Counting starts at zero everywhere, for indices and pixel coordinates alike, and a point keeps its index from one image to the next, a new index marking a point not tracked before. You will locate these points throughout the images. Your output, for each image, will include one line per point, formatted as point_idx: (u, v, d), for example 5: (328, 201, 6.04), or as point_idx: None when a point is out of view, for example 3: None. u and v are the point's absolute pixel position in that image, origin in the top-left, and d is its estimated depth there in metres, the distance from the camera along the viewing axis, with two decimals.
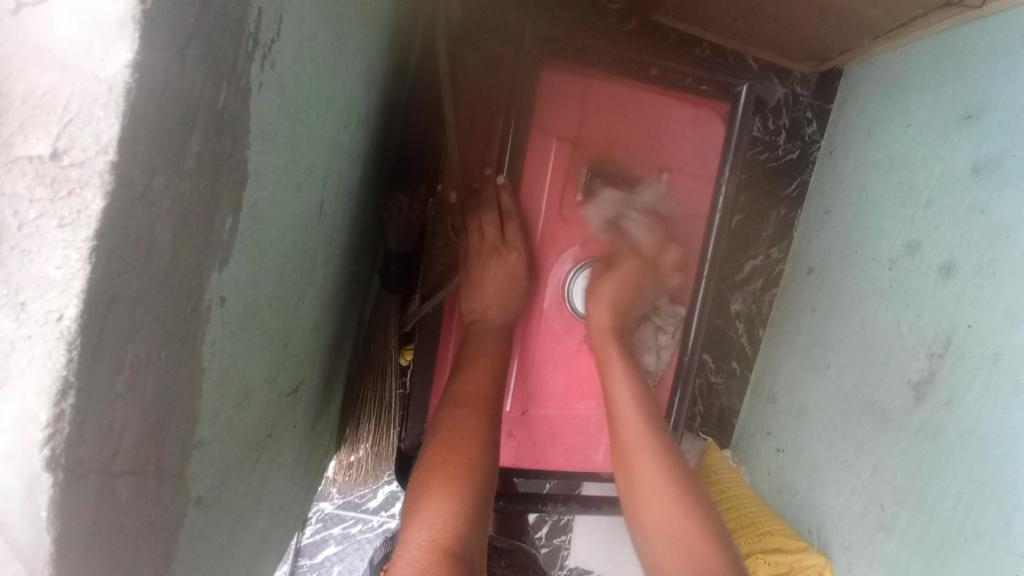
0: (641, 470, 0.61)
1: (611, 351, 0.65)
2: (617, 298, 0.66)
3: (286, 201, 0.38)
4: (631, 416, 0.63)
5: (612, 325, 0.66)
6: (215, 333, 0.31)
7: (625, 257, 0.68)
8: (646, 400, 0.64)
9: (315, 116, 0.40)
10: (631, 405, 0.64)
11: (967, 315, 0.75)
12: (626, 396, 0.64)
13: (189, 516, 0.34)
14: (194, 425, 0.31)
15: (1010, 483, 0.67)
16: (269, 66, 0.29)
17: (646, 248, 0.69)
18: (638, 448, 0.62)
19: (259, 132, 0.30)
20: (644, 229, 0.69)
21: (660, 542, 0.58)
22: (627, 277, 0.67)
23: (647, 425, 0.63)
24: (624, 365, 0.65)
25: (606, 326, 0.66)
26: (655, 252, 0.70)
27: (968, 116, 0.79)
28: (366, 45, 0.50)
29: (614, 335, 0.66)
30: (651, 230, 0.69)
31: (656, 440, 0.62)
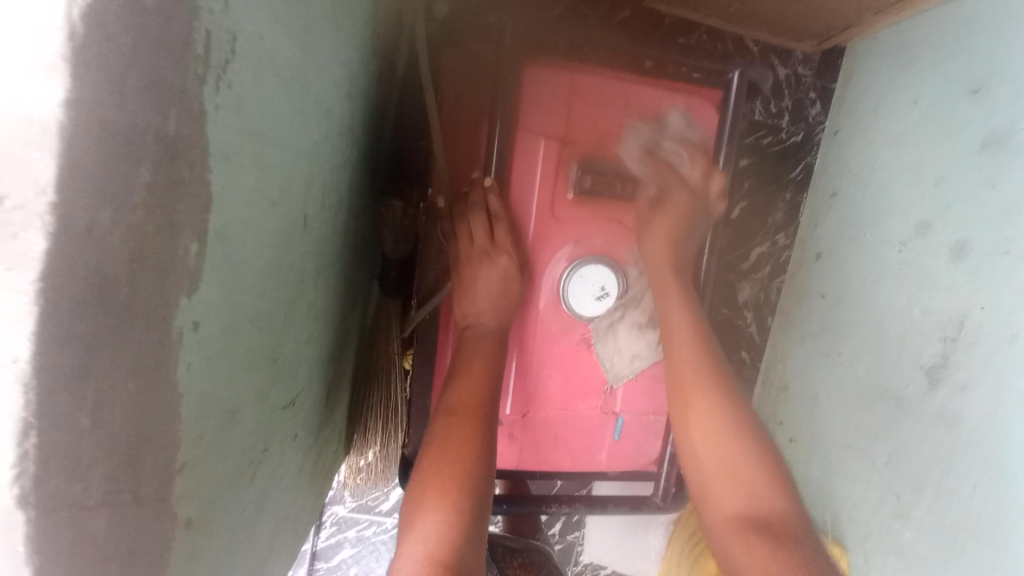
0: (696, 405, 0.66)
1: (671, 288, 0.68)
2: (676, 233, 0.68)
3: (260, 220, 0.38)
4: (686, 352, 0.67)
5: (670, 258, 0.68)
6: (189, 357, 0.31)
7: (673, 193, 0.69)
8: (702, 334, 0.68)
9: (285, 131, 0.39)
10: (687, 338, 0.67)
11: (980, 296, 0.73)
12: (681, 329, 0.67)
13: (178, 537, 0.34)
14: (177, 449, 0.31)
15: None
16: (225, 85, 0.29)
17: (687, 179, 0.70)
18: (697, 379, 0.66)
19: (220, 153, 0.29)
20: (687, 160, 0.70)
21: (710, 461, 0.64)
22: (678, 214, 0.69)
23: (705, 364, 0.67)
24: (682, 300, 0.68)
25: (663, 261, 0.68)
26: (699, 181, 0.71)
27: (977, 89, 0.77)
28: (342, 51, 0.50)
29: (671, 270, 0.69)
30: (692, 160, 0.70)
31: (713, 378, 0.67)
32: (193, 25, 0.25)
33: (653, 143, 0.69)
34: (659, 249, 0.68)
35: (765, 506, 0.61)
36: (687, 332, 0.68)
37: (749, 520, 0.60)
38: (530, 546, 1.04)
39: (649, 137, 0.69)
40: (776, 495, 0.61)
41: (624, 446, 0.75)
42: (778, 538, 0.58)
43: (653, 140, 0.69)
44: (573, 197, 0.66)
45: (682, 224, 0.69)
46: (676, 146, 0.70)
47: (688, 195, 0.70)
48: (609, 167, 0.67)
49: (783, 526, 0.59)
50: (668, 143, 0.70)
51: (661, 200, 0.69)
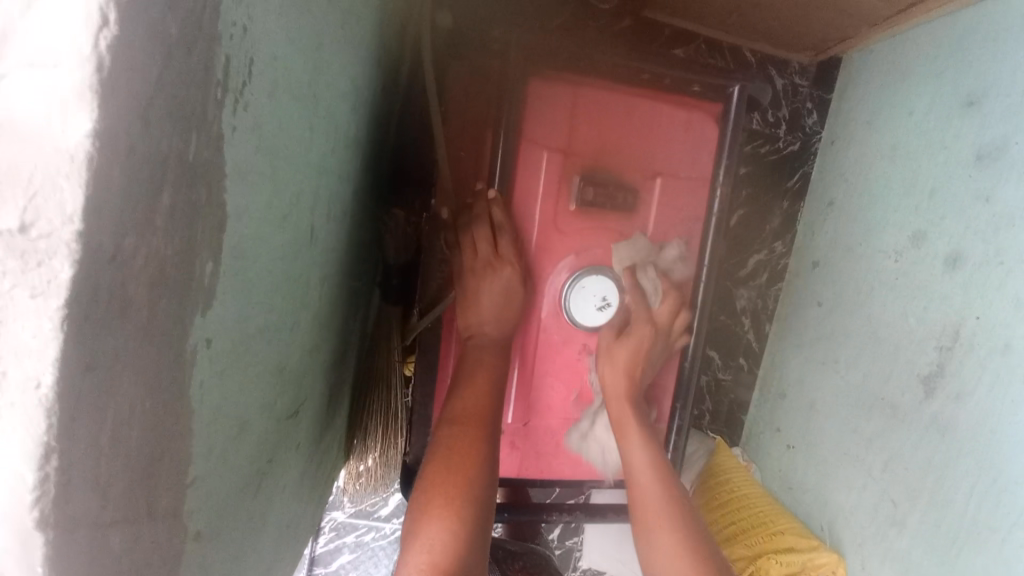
0: (661, 558, 0.63)
1: (629, 419, 0.68)
2: (634, 368, 0.69)
3: (271, 234, 0.38)
4: (649, 487, 0.66)
5: (627, 391, 0.69)
6: (201, 372, 0.31)
7: (639, 325, 0.69)
8: (661, 469, 0.67)
9: (297, 146, 0.40)
10: (647, 471, 0.67)
11: (974, 306, 0.74)
12: (642, 459, 0.67)
13: (189, 548, 0.35)
14: (188, 463, 0.31)
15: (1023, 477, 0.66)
16: (242, 108, 0.29)
17: (659, 317, 0.70)
18: (657, 507, 0.65)
19: (235, 172, 0.30)
20: (659, 297, 0.71)
21: None
22: (640, 346, 0.68)
23: (665, 500, 0.66)
24: (641, 437, 0.68)
25: (623, 396, 0.68)
26: (667, 322, 0.71)
27: (971, 103, 0.78)
28: (350, 65, 0.50)
29: (630, 402, 0.69)
30: (664, 298, 0.71)
31: (674, 512, 0.65)
32: (213, 50, 0.26)
33: (636, 268, 0.71)
34: (619, 381, 0.68)
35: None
36: (647, 464, 0.67)
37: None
38: (531, 550, 1.04)
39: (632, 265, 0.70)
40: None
41: None
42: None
43: (647, 260, 0.71)
44: (575, 209, 0.67)
45: (642, 355, 0.69)
46: (650, 278, 0.71)
47: (660, 331, 0.70)
48: (611, 181, 0.67)
49: None
50: (650, 277, 0.71)
51: (624, 330, 0.70)
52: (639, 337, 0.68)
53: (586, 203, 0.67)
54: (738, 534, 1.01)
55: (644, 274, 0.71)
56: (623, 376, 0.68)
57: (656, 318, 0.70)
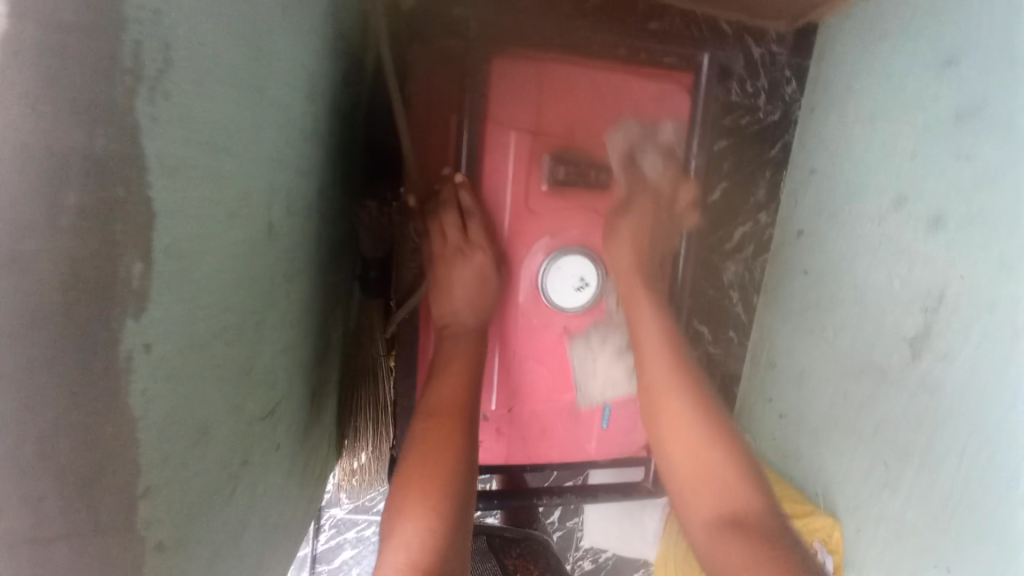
0: (670, 421, 0.65)
1: (639, 292, 0.69)
2: (641, 244, 0.69)
3: (220, 233, 0.36)
4: (660, 355, 0.67)
5: (637, 267, 0.69)
6: (145, 383, 0.29)
7: (639, 197, 0.69)
8: (671, 340, 0.68)
9: (241, 140, 0.38)
10: (658, 341, 0.68)
11: (958, 266, 0.73)
12: (650, 328, 0.68)
13: (149, 560, 0.34)
14: (139, 473, 0.31)
15: (1012, 434, 0.66)
16: (162, 97, 0.27)
17: (661, 185, 0.71)
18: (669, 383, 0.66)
19: (164, 167, 0.28)
20: (659, 168, 0.71)
21: (679, 456, 0.64)
22: (646, 216, 0.69)
23: (677, 368, 0.67)
24: (652, 304, 0.69)
25: (630, 267, 0.68)
26: (670, 189, 0.72)
27: (950, 61, 0.76)
28: (300, 52, 0.48)
29: (640, 276, 0.69)
30: (665, 169, 0.71)
31: (685, 381, 0.67)
32: (113, 36, 0.25)
33: (635, 148, 0.69)
34: (625, 251, 0.68)
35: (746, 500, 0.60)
36: (656, 334, 0.68)
37: (732, 515, 0.59)
38: (528, 536, 1.04)
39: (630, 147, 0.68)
40: (751, 485, 0.61)
41: (614, 436, 0.75)
42: (753, 527, 0.57)
43: (644, 142, 0.69)
44: (547, 189, 0.65)
45: (648, 227, 0.69)
46: (650, 153, 0.70)
47: (662, 201, 0.71)
48: (583, 158, 0.66)
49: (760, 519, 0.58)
50: (651, 151, 0.70)
51: (626, 204, 0.69)
52: (642, 211, 0.69)
53: (560, 181, 0.65)
54: None
55: (643, 153, 0.70)
56: (628, 247, 0.68)
57: (657, 186, 0.71)
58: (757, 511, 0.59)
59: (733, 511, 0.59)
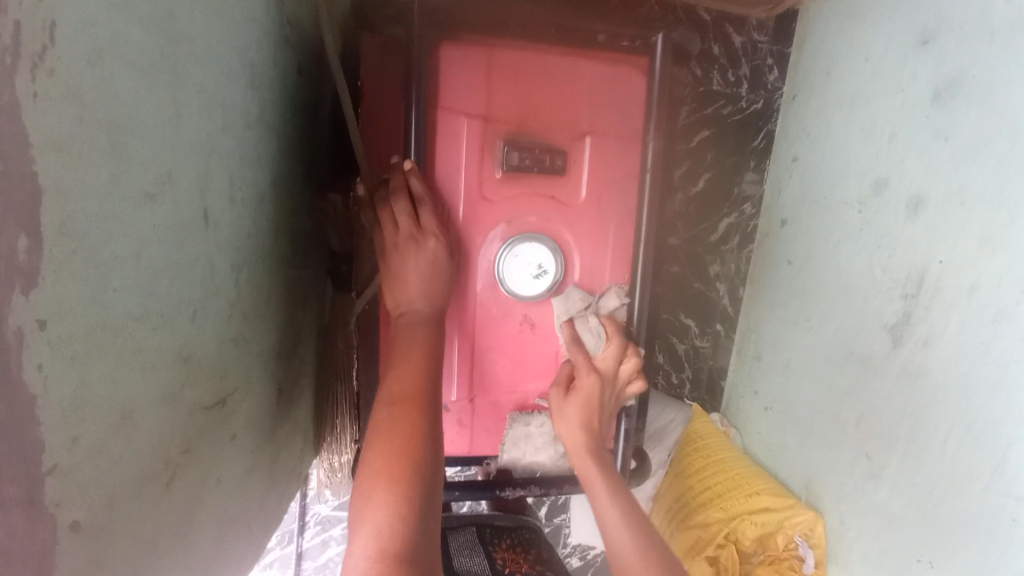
0: None
1: (594, 472, 0.65)
2: (590, 426, 0.67)
3: (131, 215, 0.36)
4: (631, 557, 0.62)
5: (589, 448, 0.67)
6: (41, 358, 0.30)
7: (584, 374, 0.67)
8: (640, 527, 0.64)
9: (152, 121, 0.37)
10: (623, 531, 0.63)
11: (938, 250, 0.72)
12: (616, 524, 0.64)
13: (64, 542, 0.34)
14: (42, 451, 0.31)
15: (1000, 416, 0.64)
16: (46, 72, 0.28)
17: (604, 363, 0.68)
18: (639, 563, 0.61)
19: (49, 143, 0.29)
20: (601, 339, 0.69)
21: None
22: (591, 396, 0.66)
23: (657, 574, 0.61)
24: (611, 494, 0.65)
25: (582, 449, 0.66)
26: (612, 366, 0.68)
27: (925, 41, 0.75)
28: (229, 38, 0.48)
29: (593, 455, 0.66)
30: (607, 340, 0.69)
31: (659, 567, 0.61)
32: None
33: (583, 315, 0.70)
34: (576, 435, 0.66)
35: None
36: (622, 526, 0.63)
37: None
38: (521, 525, 1.01)
39: (587, 300, 0.70)
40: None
41: None
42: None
43: (587, 308, 0.70)
44: (499, 174, 0.65)
45: (595, 404, 0.67)
46: (592, 326, 0.69)
47: (608, 378, 0.68)
48: (536, 143, 0.66)
49: None
50: (597, 319, 0.70)
51: (571, 381, 0.68)
52: (587, 387, 0.67)
53: (512, 168, 0.64)
54: (713, 498, 0.98)
55: (584, 323, 0.69)
56: (578, 431, 0.66)
57: (601, 364, 0.68)
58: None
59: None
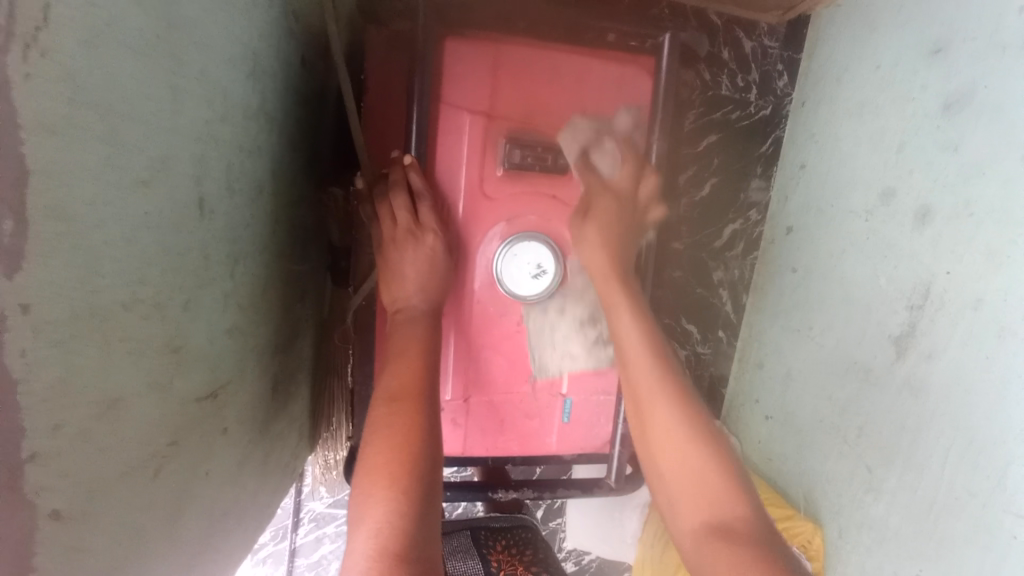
0: (656, 433, 0.58)
1: (616, 292, 0.64)
2: (611, 246, 0.66)
3: (122, 204, 0.36)
4: (645, 374, 0.61)
5: (611, 266, 0.65)
6: (24, 343, 0.30)
7: (600, 197, 0.66)
8: (655, 348, 0.62)
9: (148, 107, 0.37)
10: (638, 350, 0.62)
11: (943, 262, 0.71)
12: (632, 335, 0.62)
13: (43, 529, 0.33)
14: (23, 438, 0.31)
15: (1000, 432, 0.62)
16: (39, 54, 0.28)
17: (620, 183, 0.68)
18: (654, 387, 0.60)
19: (39, 126, 0.28)
20: (615, 163, 0.68)
21: (672, 472, 0.56)
22: (610, 215, 0.66)
23: (669, 391, 0.59)
24: (633, 311, 0.63)
25: (605, 269, 0.65)
26: (629, 185, 0.68)
27: (938, 49, 0.74)
28: (230, 28, 0.47)
29: (616, 277, 0.65)
30: (622, 162, 0.68)
31: (673, 393, 0.59)
32: None
33: (599, 137, 0.67)
34: (597, 254, 0.65)
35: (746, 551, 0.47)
36: (637, 344, 0.62)
37: (724, 527, 0.50)
38: (520, 525, 1.00)
39: (596, 133, 0.67)
40: (772, 552, 0.47)
41: (574, 430, 0.74)
42: (740, 538, 0.48)
43: (599, 135, 0.67)
44: (501, 172, 0.65)
45: (616, 225, 0.66)
46: (607, 147, 0.68)
47: (625, 199, 0.68)
48: (538, 141, 0.65)
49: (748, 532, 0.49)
50: (611, 144, 0.68)
51: (586, 206, 0.67)
52: (604, 207, 0.66)
53: (514, 165, 0.64)
54: None
55: (599, 149, 0.68)
56: (599, 249, 0.65)
57: (616, 186, 0.68)
58: (750, 517, 0.51)
59: (723, 523, 0.50)
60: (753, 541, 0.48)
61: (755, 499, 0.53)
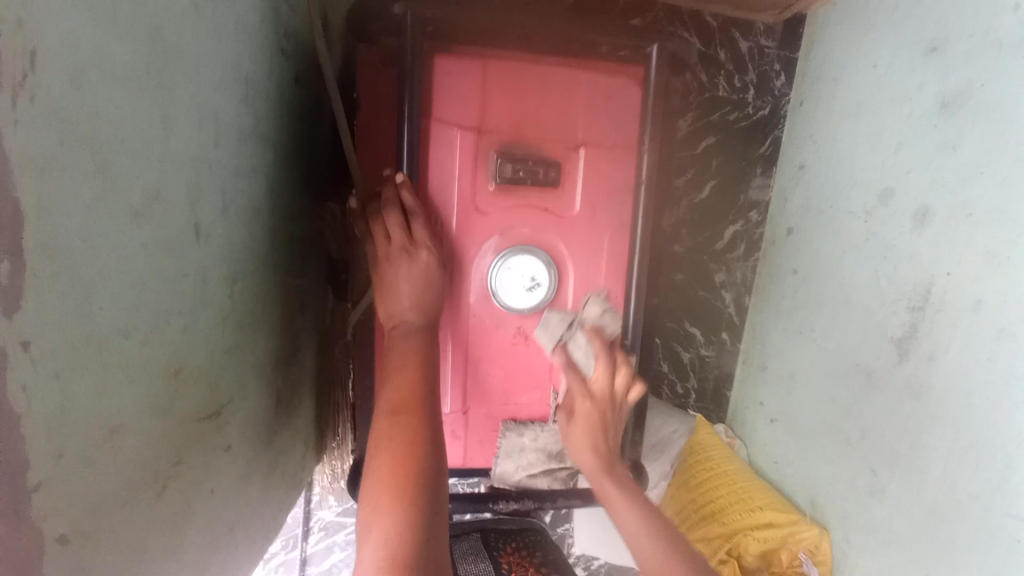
0: None
1: (610, 490, 0.64)
2: (595, 435, 0.66)
3: (115, 232, 0.37)
4: (651, 551, 0.60)
5: (602, 465, 0.65)
6: (24, 376, 0.31)
7: (581, 402, 0.66)
8: (658, 529, 0.61)
9: (138, 139, 0.38)
10: (644, 538, 0.61)
11: (943, 263, 0.70)
12: (634, 529, 0.61)
13: (50, 553, 0.35)
14: (26, 466, 0.32)
15: (1001, 432, 0.62)
16: (27, 97, 0.29)
17: (597, 387, 0.66)
18: (665, 567, 0.58)
19: (30, 166, 0.29)
20: (591, 356, 0.67)
21: None
22: (594, 420, 0.66)
23: (679, 568, 0.58)
24: (627, 500, 0.63)
25: (594, 469, 0.65)
26: (607, 382, 0.66)
27: (934, 49, 0.73)
28: (220, 55, 0.48)
29: (606, 470, 0.65)
30: (596, 355, 0.66)
31: (684, 564, 0.58)
32: None
33: (573, 324, 0.68)
34: (585, 457, 0.66)
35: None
36: (641, 526, 0.61)
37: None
38: (527, 527, 1.00)
39: (570, 319, 0.68)
40: None
41: None
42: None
43: (572, 321, 0.68)
44: (492, 185, 0.65)
45: (598, 423, 0.66)
46: (580, 340, 0.67)
47: (605, 400, 0.66)
48: (530, 155, 0.66)
49: None
50: (582, 334, 0.68)
51: (570, 405, 0.68)
52: (587, 412, 0.66)
53: (505, 179, 0.64)
54: (715, 513, 0.96)
55: (574, 341, 0.68)
56: (585, 453, 0.66)
57: (592, 384, 0.66)
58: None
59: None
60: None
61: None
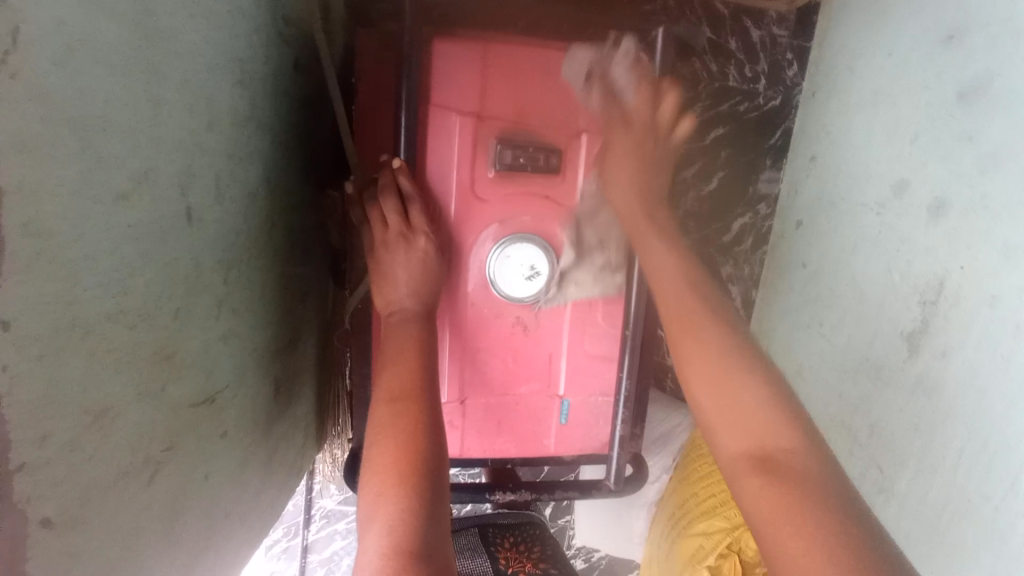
0: (690, 361, 0.55)
1: (648, 233, 0.65)
2: (636, 172, 0.67)
3: (99, 218, 0.36)
4: (678, 304, 0.59)
5: (639, 205, 0.66)
6: (6, 359, 0.30)
7: (617, 122, 0.66)
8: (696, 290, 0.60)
9: (126, 122, 0.38)
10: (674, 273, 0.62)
11: (958, 257, 0.68)
12: (665, 264, 0.63)
13: (35, 536, 0.34)
14: (8, 450, 0.31)
15: (1010, 431, 0.60)
16: (7, 78, 0.28)
17: (636, 110, 0.68)
18: (690, 312, 0.58)
19: (10, 149, 0.29)
20: (631, 84, 0.68)
21: (703, 377, 0.54)
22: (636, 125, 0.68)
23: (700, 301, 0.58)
24: (665, 245, 0.64)
25: (629, 204, 0.66)
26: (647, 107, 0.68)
27: (951, 37, 0.71)
28: (212, 36, 0.47)
29: (643, 215, 0.66)
30: (637, 83, 0.68)
31: (712, 323, 0.57)
32: None
33: (606, 76, 0.67)
34: (617, 178, 0.66)
35: (798, 499, 0.43)
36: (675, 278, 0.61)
37: (768, 460, 0.46)
38: (525, 521, 0.99)
39: (597, 65, 0.66)
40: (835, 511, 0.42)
41: (572, 432, 0.73)
42: (800, 478, 0.44)
43: (608, 68, 0.67)
44: (491, 172, 0.64)
45: (639, 151, 0.67)
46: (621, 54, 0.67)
47: (645, 125, 0.68)
48: (532, 141, 0.64)
49: (803, 474, 0.45)
50: (620, 75, 0.67)
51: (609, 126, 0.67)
52: (621, 142, 0.66)
53: (504, 165, 0.63)
54: None
55: (619, 60, 0.68)
56: (620, 173, 0.66)
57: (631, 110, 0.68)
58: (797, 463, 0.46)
59: (768, 455, 0.47)
60: (818, 503, 0.43)
61: (810, 435, 0.48)
